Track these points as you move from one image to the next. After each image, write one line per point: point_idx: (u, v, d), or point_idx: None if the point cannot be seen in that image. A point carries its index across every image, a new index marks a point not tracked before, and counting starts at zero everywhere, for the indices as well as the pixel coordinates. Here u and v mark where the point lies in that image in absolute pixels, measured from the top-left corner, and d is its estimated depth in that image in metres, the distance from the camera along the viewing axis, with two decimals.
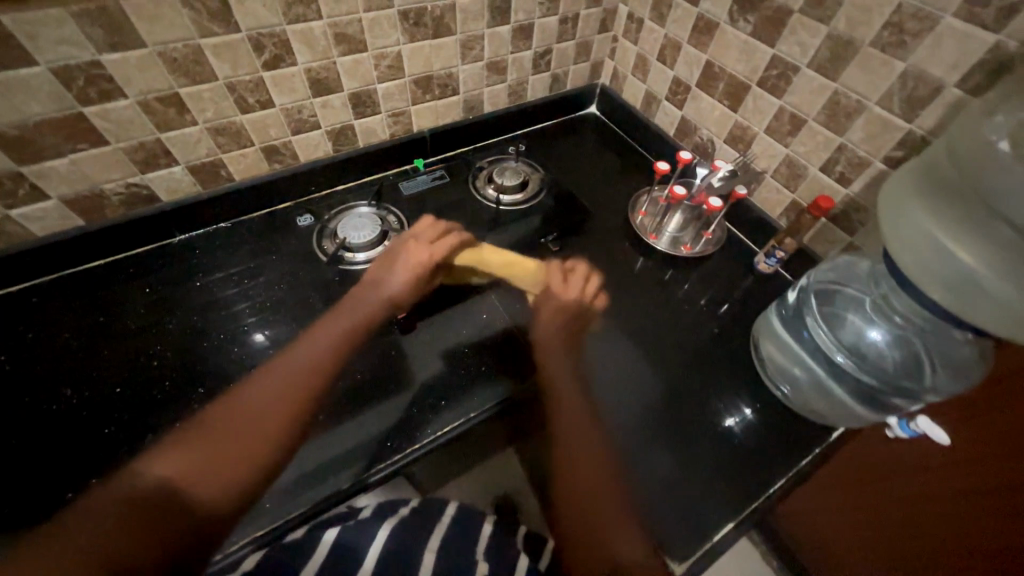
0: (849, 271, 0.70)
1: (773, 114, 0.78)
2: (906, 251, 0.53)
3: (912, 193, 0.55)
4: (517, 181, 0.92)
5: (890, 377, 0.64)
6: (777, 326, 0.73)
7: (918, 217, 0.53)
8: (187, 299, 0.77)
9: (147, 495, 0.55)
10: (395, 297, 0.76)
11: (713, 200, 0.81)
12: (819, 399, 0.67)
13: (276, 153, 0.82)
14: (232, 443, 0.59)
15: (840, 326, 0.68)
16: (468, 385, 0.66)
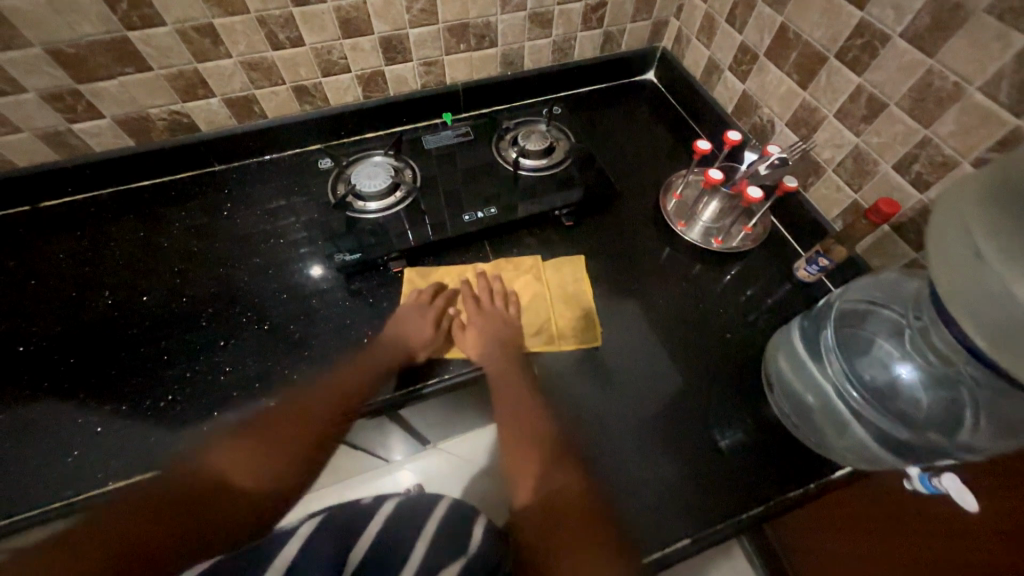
0: (894, 292, 0.60)
1: (848, 93, 0.65)
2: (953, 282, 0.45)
3: (972, 207, 0.45)
4: (542, 145, 0.85)
5: (913, 421, 0.54)
6: (791, 346, 0.64)
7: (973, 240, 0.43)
8: (214, 227, 0.83)
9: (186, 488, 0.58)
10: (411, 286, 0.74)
11: (752, 190, 0.71)
12: (825, 426, 0.59)
13: (307, 94, 0.84)
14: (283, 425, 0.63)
15: (862, 355, 0.59)
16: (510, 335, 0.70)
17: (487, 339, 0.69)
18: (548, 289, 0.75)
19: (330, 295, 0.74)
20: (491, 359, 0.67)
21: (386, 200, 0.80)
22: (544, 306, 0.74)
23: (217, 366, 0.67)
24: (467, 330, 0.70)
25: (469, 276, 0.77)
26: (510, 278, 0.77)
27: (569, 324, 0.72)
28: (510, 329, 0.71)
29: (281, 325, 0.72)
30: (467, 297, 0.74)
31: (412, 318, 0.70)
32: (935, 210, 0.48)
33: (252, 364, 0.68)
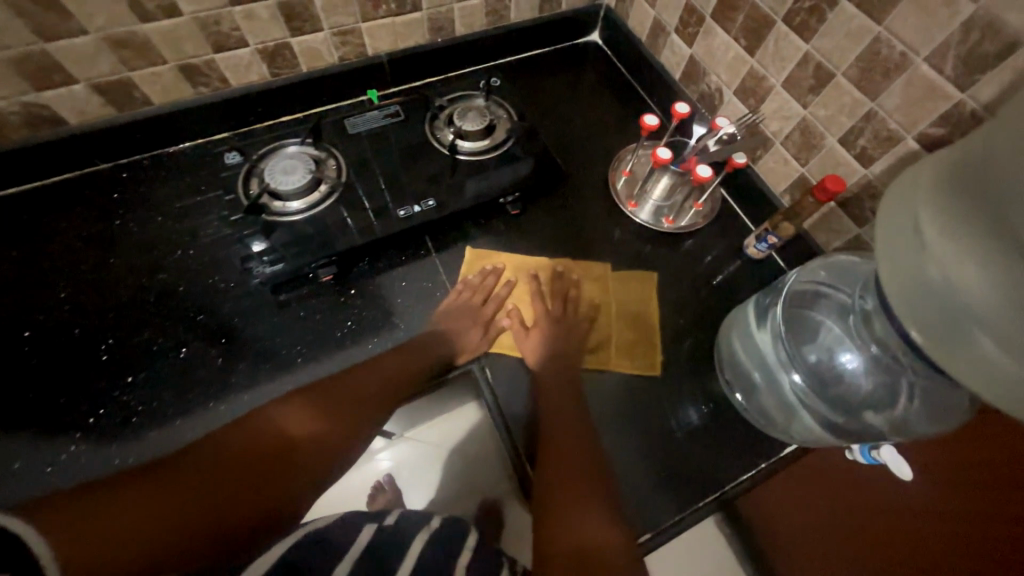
0: (843, 276, 0.59)
1: (796, 61, 0.62)
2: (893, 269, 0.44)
3: (920, 193, 0.44)
4: (480, 125, 0.77)
5: (851, 404, 0.55)
6: (743, 330, 0.63)
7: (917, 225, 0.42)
8: (107, 239, 0.71)
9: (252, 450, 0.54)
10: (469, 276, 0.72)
11: (702, 169, 0.68)
12: (773, 410, 0.59)
13: (198, 74, 0.71)
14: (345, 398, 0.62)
15: (807, 339, 0.59)
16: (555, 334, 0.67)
17: (550, 347, 0.66)
18: (610, 305, 0.71)
19: (257, 312, 0.67)
20: (552, 355, 0.66)
21: (308, 197, 0.70)
22: (612, 323, 0.69)
23: (131, 407, 0.60)
24: (529, 332, 0.68)
25: (543, 272, 0.73)
26: (580, 284, 0.73)
27: (639, 346, 0.67)
28: (574, 344, 0.67)
29: (202, 351, 0.64)
30: (535, 295, 0.71)
31: (465, 321, 0.67)
32: (889, 195, 0.47)
33: (174, 401, 0.61)
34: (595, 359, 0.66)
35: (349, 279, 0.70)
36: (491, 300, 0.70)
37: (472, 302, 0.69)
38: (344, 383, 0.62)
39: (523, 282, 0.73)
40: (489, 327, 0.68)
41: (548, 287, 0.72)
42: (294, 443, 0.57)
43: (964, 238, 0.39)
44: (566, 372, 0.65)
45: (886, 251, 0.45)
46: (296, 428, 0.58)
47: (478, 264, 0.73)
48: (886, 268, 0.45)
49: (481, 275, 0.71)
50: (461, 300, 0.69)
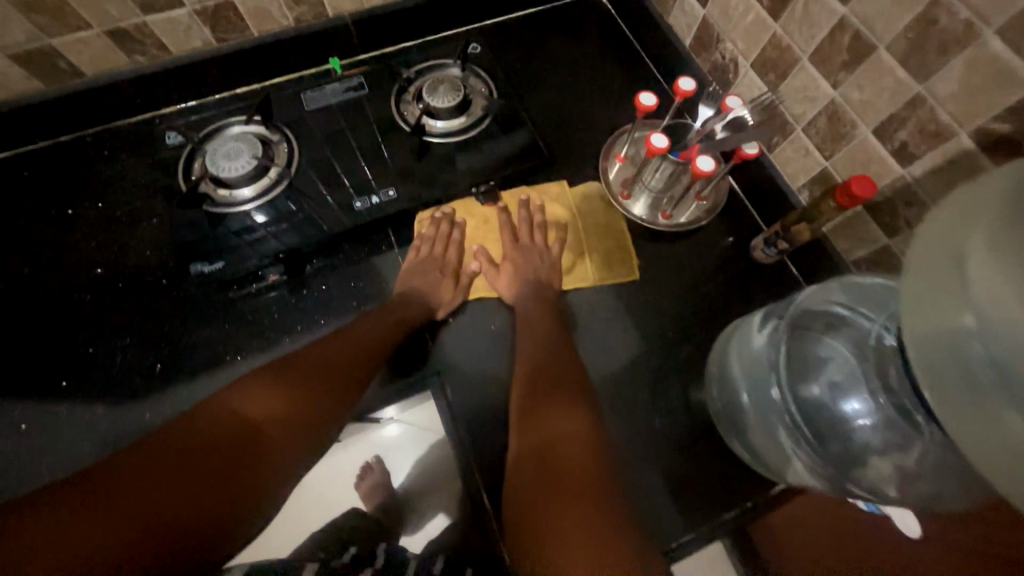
0: (866, 304, 0.50)
1: (828, 30, 0.50)
2: (923, 307, 0.37)
3: (980, 218, 0.35)
4: (453, 100, 0.67)
5: (846, 455, 0.46)
6: (741, 350, 0.55)
7: (964, 260, 0.35)
8: (44, 227, 0.66)
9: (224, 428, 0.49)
10: (423, 226, 0.67)
11: (704, 160, 0.57)
12: (768, 451, 0.51)
13: (131, 41, 0.63)
14: (322, 371, 0.56)
15: (812, 376, 0.50)
16: (528, 264, 0.66)
17: (525, 278, 0.65)
18: (578, 220, 0.70)
19: (203, 311, 0.62)
20: (526, 298, 0.63)
21: (258, 184, 0.63)
22: (581, 242, 0.69)
23: (73, 413, 0.57)
24: (501, 270, 0.66)
25: (507, 201, 0.70)
26: (545, 205, 0.70)
27: (610, 250, 0.68)
28: (550, 266, 0.66)
29: (140, 354, 0.60)
30: (503, 231, 0.68)
31: (433, 276, 0.64)
32: (933, 217, 0.39)
33: (116, 409, 0.57)
34: (574, 280, 0.66)
35: (301, 278, 0.64)
36: (455, 248, 0.67)
37: (435, 254, 0.66)
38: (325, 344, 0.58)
39: (485, 221, 0.70)
40: (461, 273, 0.65)
41: (514, 216, 0.70)
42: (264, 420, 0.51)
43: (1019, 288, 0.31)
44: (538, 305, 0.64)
45: (915, 287, 0.38)
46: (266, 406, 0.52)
47: (430, 214, 0.68)
48: (915, 305, 0.37)
49: (435, 224, 0.67)
50: (422, 256, 0.66)
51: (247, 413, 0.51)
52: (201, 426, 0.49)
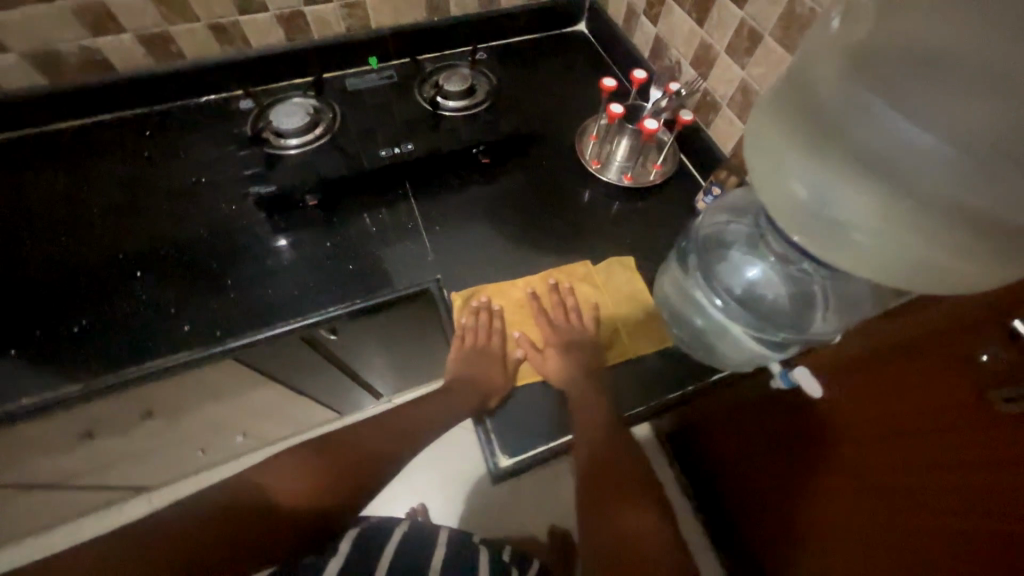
0: (744, 204, 0.68)
1: (734, 28, 0.69)
2: (773, 196, 0.50)
3: (775, 128, 0.49)
4: (461, 87, 0.87)
5: (775, 317, 0.65)
6: (673, 277, 0.72)
7: (782, 157, 0.48)
8: (131, 167, 0.83)
9: (256, 509, 0.53)
10: (462, 322, 0.72)
11: (650, 122, 0.75)
12: (719, 341, 0.69)
13: (225, 34, 0.84)
14: (360, 450, 0.64)
15: (721, 271, 0.67)
16: (565, 341, 0.71)
17: (570, 359, 0.70)
18: (606, 294, 0.75)
19: (247, 225, 0.76)
20: (572, 381, 0.69)
21: (305, 136, 0.81)
22: (614, 316, 0.74)
23: (141, 292, 0.70)
24: (546, 354, 0.71)
25: (538, 286, 0.75)
26: (575, 286, 0.75)
27: (643, 323, 0.73)
28: (588, 343, 0.71)
29: (196, 257, 0.73)
30: (539, 318, 0.73)
31: (479, 368, 0.71)
32: (752, 141, 0.52)
33: (174, 293, 0.70)
34: (615, 354, 0.71)
35: (332, 209, 0.77)
36: (499, 336, 0.72)
37: (479, 346, 0.72)
38: (364, 430, 0.67)
39: (519, 306, 0.74)
40: (509, 363, 0.71)
41: (545, 298, 0.75)
42: (295, 496, 0.55)
43: (812, 151, 0.45)
44: (579, 384, 0.68)
45: (763, 185, 0.51)
46: (303, 479, 0.57)
47: (466, 304, 0.72)
48: (769, 196, 0.50)
49: (474, 315, 0.72)
50: (470, 346, 0.72)
51: (285, 487, 0.56)
52: (224, 503, 0.52)
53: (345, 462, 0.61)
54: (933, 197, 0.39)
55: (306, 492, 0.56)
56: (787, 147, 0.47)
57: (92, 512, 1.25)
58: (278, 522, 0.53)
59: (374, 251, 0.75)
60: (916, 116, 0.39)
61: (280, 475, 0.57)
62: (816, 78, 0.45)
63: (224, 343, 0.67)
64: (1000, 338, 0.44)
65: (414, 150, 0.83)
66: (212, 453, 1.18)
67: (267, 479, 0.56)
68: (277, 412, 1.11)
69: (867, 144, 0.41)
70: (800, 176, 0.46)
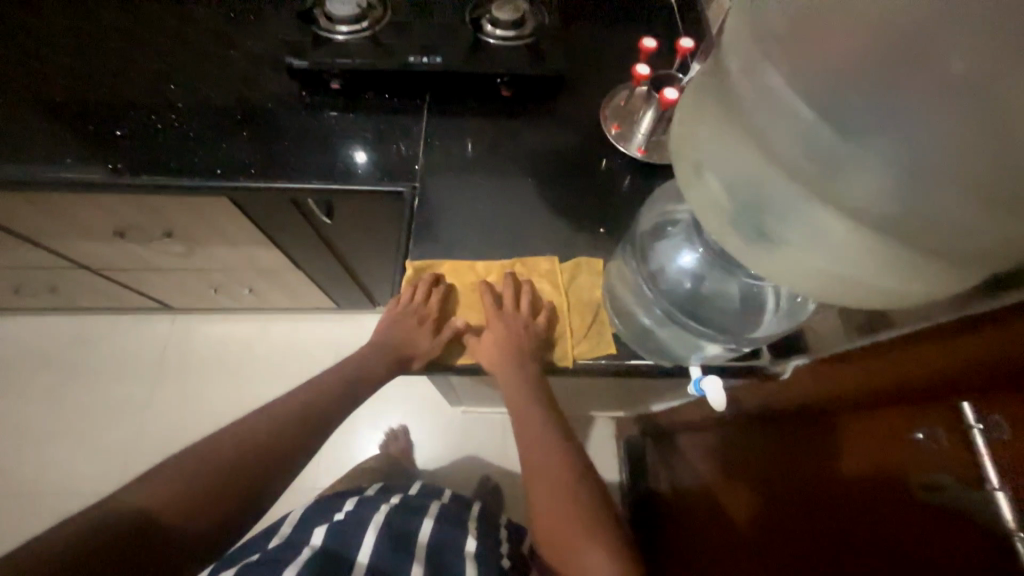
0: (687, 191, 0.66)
1: None
2: (693, 191, 0.43)
3: (701, 108, 0.41)
4: (511, 16, 0.86)
5: (723, 317, 0.63)
6: (620, 268, 0.72)
7: (699, 144, 0.41)
8: (213, 20, 0.95)
9: (139, 523, 0.45)
10: (408, 293, 0.73)
11: (671, 91, 0.71)
12: (666, 337, 0.68)
13: None
14: (257, 441, 0.56)
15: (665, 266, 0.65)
16: (507, 329, 0.70)
17: (501, 348, 0.70)
18: (565, 300, 0.73)
19: (283, 97, 0.86)
20: (501, 370, 0.70)
21: (354, 24, 0.85)
22: (563, 319, 0.72)
23: (186, 125, 0.83)
24: (479, 331, 0.72)
25: (496, 274, 0.74)
26: (535, 281, 0.74)
27: (585, 334, 0.70)
28: (529, 339, 0.71)
29: (232, 107, 0.85)
30: (484, 297, 0.73)
31: (410, 326, 0.74)
32: (680, 126, 0.44)
33: (203, 130, 0.82)
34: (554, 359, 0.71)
35: (355, 99, 0.86)
36: (442, 308, 0.74)
37: (417, 312, 0.74)
38: (255, 422, 0.58)
39: (472, 284, 0.75)
40: (446, 334, 0.73)
41: (501, 284, 0.74)
42: (172, 507, 0.47)
43: (728, 138, 0.38)
44: (507, 375, 0.69)
45: (687, 178, 0.44)
46: (187, 486, 0.49)
47: (416, 275, 0.74)
48: (691, 196, 0.44)
49: (418, 286, 0.73)
50: (407, 313, 0.74)
51: (164, 499, 0.47)
52: (109, 525, 0.44)
53: (235, 458, 0.54)
54: (860, 190, 0.31)
55: (189, 500, 0.48)
56: (706, 134, 0.40)
57: (138, 312, 1.53)
58: (160, 543, 0.45)
59: (379, 142, 0.83)
60: (845, 97, 0.33)
61: (167, 482, 0.49)
62: (747, 36, 0.37)
63: (221, 184, 0.78)
64: (948, 424, 0.39)
65: (441, 63, 0.83)
66: (227, 298, 1.36)
67: (147, 495, 0.48)
68: (281, 280, 1.24)
69: (798, 120, 0.33)
70: (716, 171, 0.39)
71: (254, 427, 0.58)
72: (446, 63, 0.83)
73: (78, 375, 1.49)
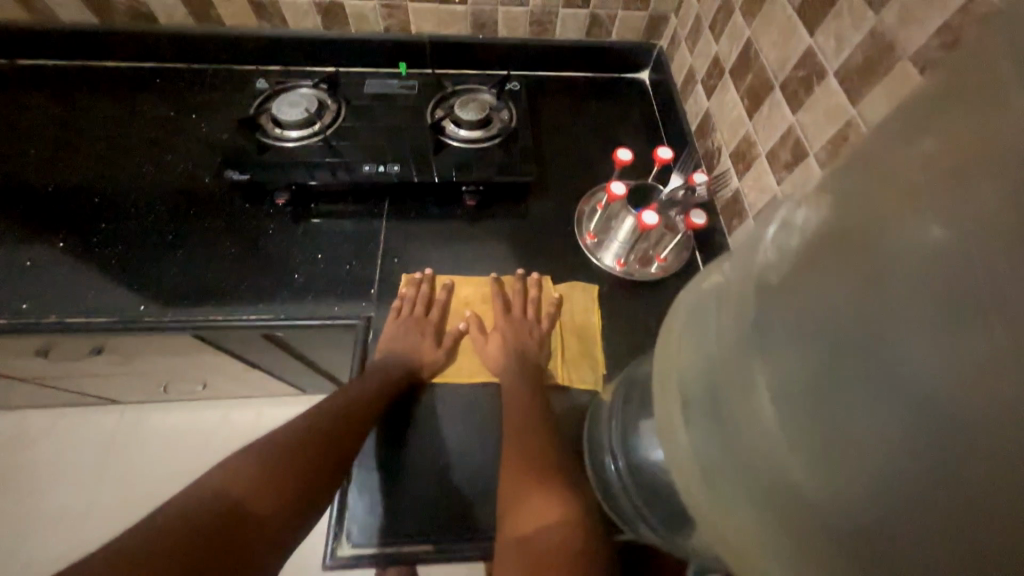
0: None
1: (781, 133, 0.56)
2: (660, 397, 0.35)
3: (693, 317, 0.33)
4: (476, 116, 0.80)
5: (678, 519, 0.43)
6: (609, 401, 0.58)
7: (676, 353, 0.33)
8: (147, 118, 0.87)
9: (208, 509, 0.45)
10: (410, 294, 0.73)
11: (649, 214, 0.64)
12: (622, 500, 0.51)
13: (263, 10, 0.84)
14: (306, 436, 0.56)
15: (642, 420, 0.48)
16: (514, 333, 0.71)
17: (508, 350, 0.70)
18: (565, 313, 0.74)
19: (225, 210, 0.78)
20: (507, 370, 0.68)
21: (305, 129, 0.78)
22: (561, 334, 0.73)
23: (110, 247, 0.74)
24: (488, 339, 0.72)
25: (502, 279, 0.76)
26: (544, 285, 0.76)
27: (574, 358, 0.71)
28: (537, 342, 0.71)
29: (165, 222, 0.76)
30: (496, 301, 0.74)
31: (413, 337, 0.70)
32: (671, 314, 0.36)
33: (130, 252, 0.74)
34: (559, 369, 0.71)
35: (303, 210, 0.78)
36: (441, 311, 0.73)
37: (415, 316, 0.71)
38: (306, 418, 0.59)
39: (477, 295, 0.77)
40: (447, 338, 0.72)
41: (509, 289, 0.75)
42: (237, 494, 0.47)
43: (699, 364, 0.30)
44: (511, 375, 0.67)
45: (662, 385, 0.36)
46: (243, 478, 0.49)
47: (411, 275, 0.75)
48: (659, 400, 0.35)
49: (416, 285, 0.73)
50: (403, 317, 0.71)
51: (221, 489, 0.47)
52: (188, 515, 0.44)
53: (284, 454, 0.53)
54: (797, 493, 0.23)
55: (255, 486, 0.49)
56: (685, 348, 0.32)
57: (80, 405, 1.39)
58: (233, 534, 0.44)
59: (332, 260, 0.75)
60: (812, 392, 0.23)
61: (220, 477, 0.49)
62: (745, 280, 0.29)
63: (147, 320, 0.68)
64: None
65: (402, 175, 0.76)
66: (178, 393, 1.24)
67: (216, 482, 0.48)
68: (238, 376, 1.13)
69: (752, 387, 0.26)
70: (682, 396, 0.31)
71: (278, 443, 0.54)
72: (405, 171, 0.76)
73: (9, 480, 1.34)
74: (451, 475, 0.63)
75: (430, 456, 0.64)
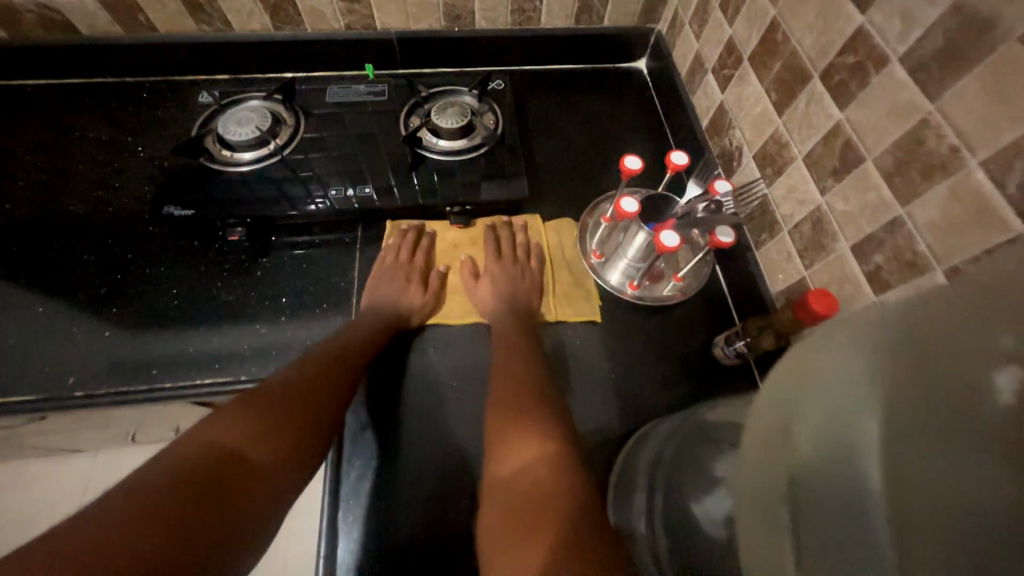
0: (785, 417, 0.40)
1: (824, 134, 0.47)
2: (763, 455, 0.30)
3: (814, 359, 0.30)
4: (457, 122, 0.69)
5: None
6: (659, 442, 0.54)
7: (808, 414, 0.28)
8: (76, 145, 0.75)
9: (214, 459, 0.43)
10: (393, 239, 0.68)
11: (668, 235, 0.53)
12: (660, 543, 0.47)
13: (200, 11, 0.72)
14: (304, 382, 0.53)
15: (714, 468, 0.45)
16: (505, 274, 0.66)
17: (498, 290, 0.65)
18: (556, 254, 0.70)
19: (172, 251, 0.67)
20: (496, 309, 0.64)
21: (259, 151, 0.68)
22: (554, 275, 0.68)
23: (32, 306, 0.62)
24: (478, 281, 0.67)
25: (492, 220, 0.72)
26: (536, 228, 0.71)
27: (569, 298, 0.66)
28: (529, 283, 0.66)
29: (102, 271, 0.65)
30: (486, 243, 0.70)
31: (397, 282, 0.65)
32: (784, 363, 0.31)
33: (59, 311, 0.62)
34: (554, 309, 0.65)
35: (263, 247, 0.67)
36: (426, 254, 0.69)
37: (398, 260, 0.67)
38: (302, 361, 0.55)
39: (465, 238, 0.72)
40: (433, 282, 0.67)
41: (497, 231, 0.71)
42: (243, 443, 0.46)
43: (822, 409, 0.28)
44: (501, 315, 0.63)
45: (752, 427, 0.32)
46: (245, 428, 0.47)
47: (397, 225, 0.70)
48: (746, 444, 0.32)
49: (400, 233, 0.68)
50: (386, 262, 0.67)
51: (220, 438, 0.45)
52: (192, 463, 0.42)
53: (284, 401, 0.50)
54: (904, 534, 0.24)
55: (255, 434, 0.47)
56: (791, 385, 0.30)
57: None
58: (236, 482, 0.43)
59: (300, 302, 0.65)
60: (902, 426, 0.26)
61: (219, 424, 0.46)
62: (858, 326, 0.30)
63: (83, 395, 0.57)
64: None
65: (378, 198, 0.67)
66: None
67: (213, 430, 0.46)
68: None
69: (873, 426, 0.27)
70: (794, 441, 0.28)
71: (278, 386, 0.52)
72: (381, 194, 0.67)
73: None
74: (451, 475, 0.56)
75: (428, 443, 0.58)
